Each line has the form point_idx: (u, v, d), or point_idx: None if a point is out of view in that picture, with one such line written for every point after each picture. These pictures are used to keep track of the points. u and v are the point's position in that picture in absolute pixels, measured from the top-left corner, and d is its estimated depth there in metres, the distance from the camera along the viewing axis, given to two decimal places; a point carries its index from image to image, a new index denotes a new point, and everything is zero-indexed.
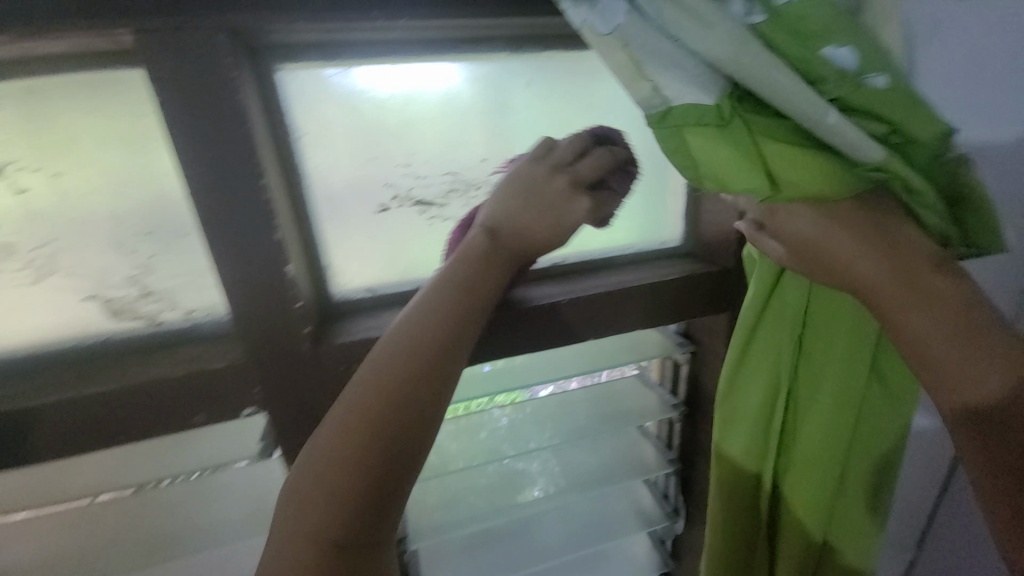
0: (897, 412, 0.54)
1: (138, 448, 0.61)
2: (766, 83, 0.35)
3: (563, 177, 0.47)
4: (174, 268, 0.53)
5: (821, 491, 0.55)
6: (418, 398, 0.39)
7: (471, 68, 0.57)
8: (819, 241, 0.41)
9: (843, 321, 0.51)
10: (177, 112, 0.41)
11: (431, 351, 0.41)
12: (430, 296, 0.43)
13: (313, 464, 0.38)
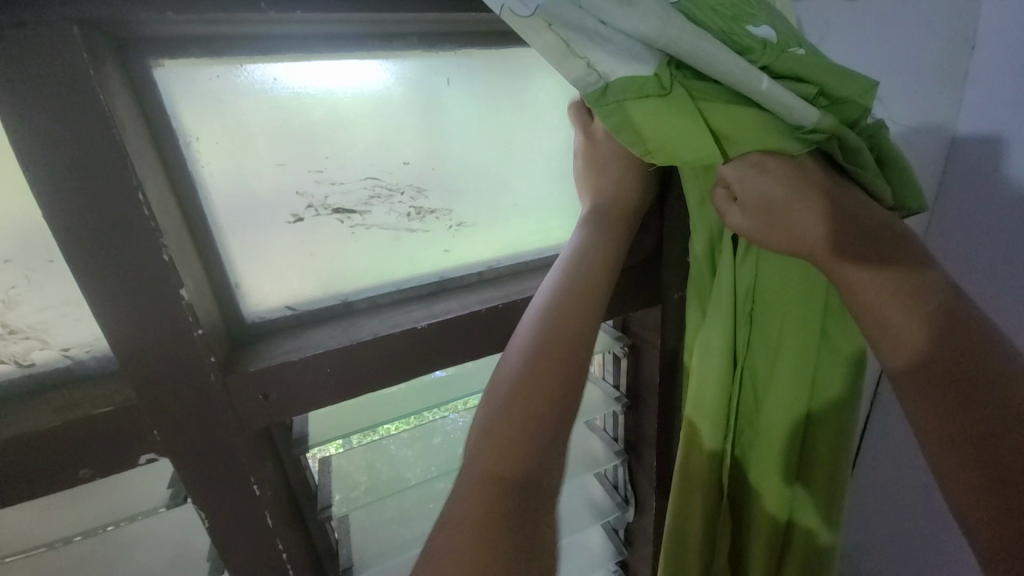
0: (849, 382, 0.58)
1: (54, 499, 0.54)
2: (695, 53, 0.38)
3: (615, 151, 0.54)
4: (44, 301, 0.46)
5: (779, 457, 0.59)
6: (576, 366, 0.44)
7: (386, 66, 0.53)
8: (784, 201, 0.44)
9: (793, 297, 0.55)
10: (23, 121, 0.34)
11: (579, 317, 0.46)
12: (570, 273, 0.48)
13: (491, 421, 0.41)
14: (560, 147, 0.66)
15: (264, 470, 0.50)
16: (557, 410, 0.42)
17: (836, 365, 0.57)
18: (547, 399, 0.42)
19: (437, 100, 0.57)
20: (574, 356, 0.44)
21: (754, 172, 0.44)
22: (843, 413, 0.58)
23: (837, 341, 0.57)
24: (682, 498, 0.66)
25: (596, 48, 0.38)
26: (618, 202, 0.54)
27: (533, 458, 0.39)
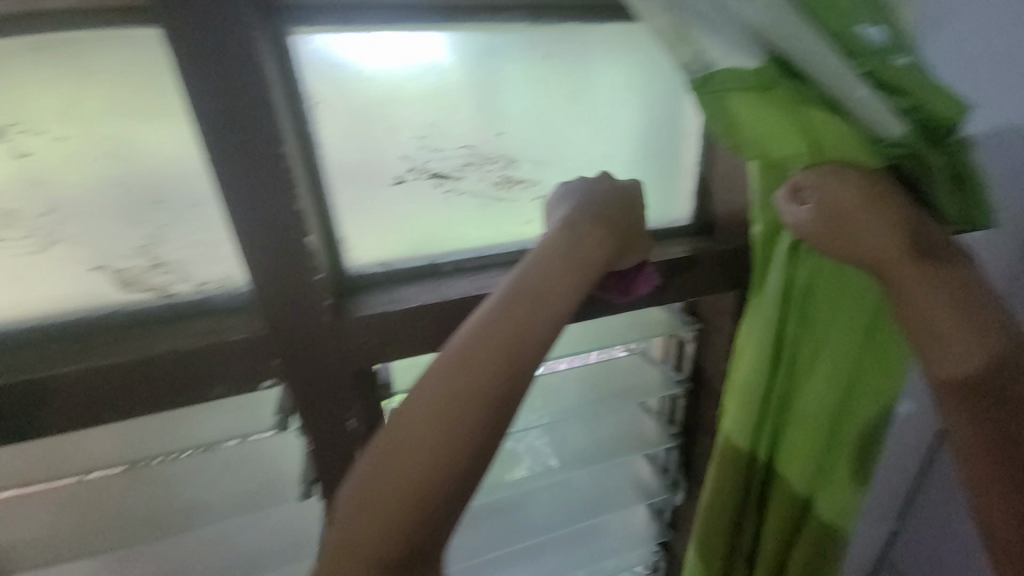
0: (878, 402, 0.59)
1: (163, 417, 0.61)
2: (802, 48, 0.40)
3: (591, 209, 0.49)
4: (186, 241, 0.52)
5: (809, 451, 0.61)
6: (481, 432, 0.37)
7: (491, 38, 0.56)
8: (851, 208, 0.44)
9: (846, 296, 0.55)
10: (195, 76, 0.39)
11: (511, 363, 0.38)
12: (496, 313, 0.40)
13: (377, 471, 0.36)
14: (648, 125, 0.66)
15: (358, 407, 0.56)
16: (450, 483, 0.36)
17: (873, 382, 0.58)
18: (437, 473, 0.35)
19: (535, 75, 0.59)
20: (484, 421, 0.37)
21: (835, 181, 0.43)
22: (876, 417, 0.60)
23: (876, 359, 0.57)
24: (716, 489, 0.66)
25: (705, 36, 0.40)
26: (592, 229, 0.47)
27: (415, 540, 0.35)
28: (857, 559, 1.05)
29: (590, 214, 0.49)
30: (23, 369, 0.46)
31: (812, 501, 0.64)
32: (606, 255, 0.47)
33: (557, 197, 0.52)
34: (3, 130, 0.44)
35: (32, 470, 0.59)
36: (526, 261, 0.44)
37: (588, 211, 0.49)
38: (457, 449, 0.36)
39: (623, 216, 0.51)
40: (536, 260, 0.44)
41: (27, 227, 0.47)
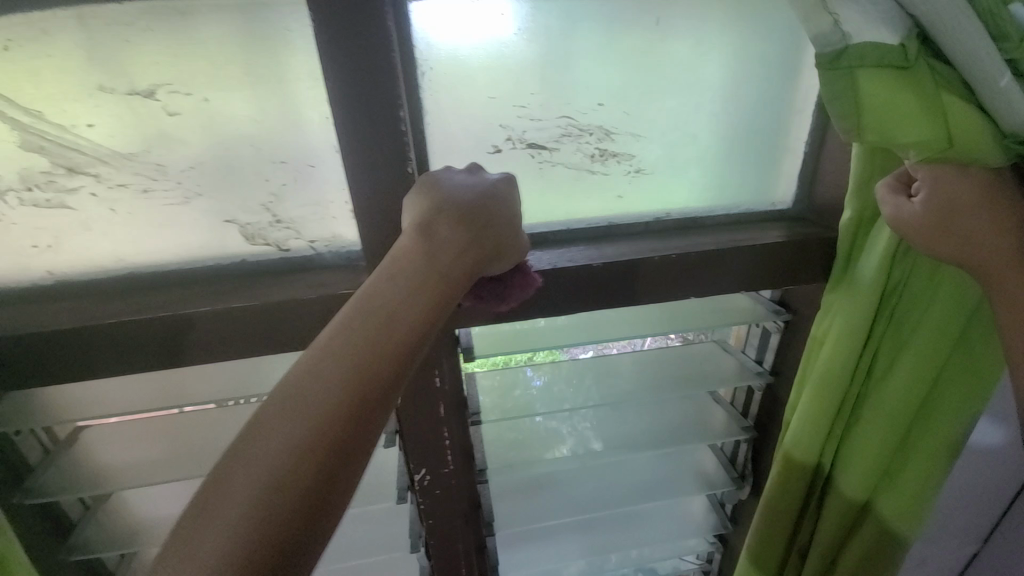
0: (963, 411, 0.54)
1: (278, 359, 0.70)
2: (952, 28, 0.36)
3: (459, 206, 0.44)
4: (303, 200, 0.56)
5: (881, 455, 0.57)
6: (312, 490, 0.32)
7: (599, 5, 0.54)
8: (961, 206, 0.42)
9: (943, 293, 0.50)
10: (331, 40, 0.42)
11: (369, 369, 0.35)
12: (328, 345, 0.36)
13: (206, 506, 0.31)
14: (758, 99, 0.62)
15: (444, 364, 0.62)
16: (294, 526, 0.31)
17: (958, 388, 0.54)
18: (275, 522, 0.30)
19: (643, 44, 0.57)
20: (316, 474, 0.32)
21: (954, 176, 0.42)
22: (958, 426, 0.55)
23: (965, 364, 0.53)
24: (779, 486, 0.63)
25: (849, 5, 0.37)
26: (458, 228, 0.43)
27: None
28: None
29: (456, 217, 0.44)
30: (168, 307, 0.52)
31: (876, 507, 0.60)
32: (470, 264, 0.43)
33: (427, 182, 0.46)
34: (156, 91, 0.49)
35: (169, 395, 0.69)
36: (387, 263, 0.40)
37: (456, 207, 0.44)
38: (280, 519, 0.31)
39: (498, 217, 0.45)
40: (380, 278, 0.39)
41: (172, 180, 0.53)
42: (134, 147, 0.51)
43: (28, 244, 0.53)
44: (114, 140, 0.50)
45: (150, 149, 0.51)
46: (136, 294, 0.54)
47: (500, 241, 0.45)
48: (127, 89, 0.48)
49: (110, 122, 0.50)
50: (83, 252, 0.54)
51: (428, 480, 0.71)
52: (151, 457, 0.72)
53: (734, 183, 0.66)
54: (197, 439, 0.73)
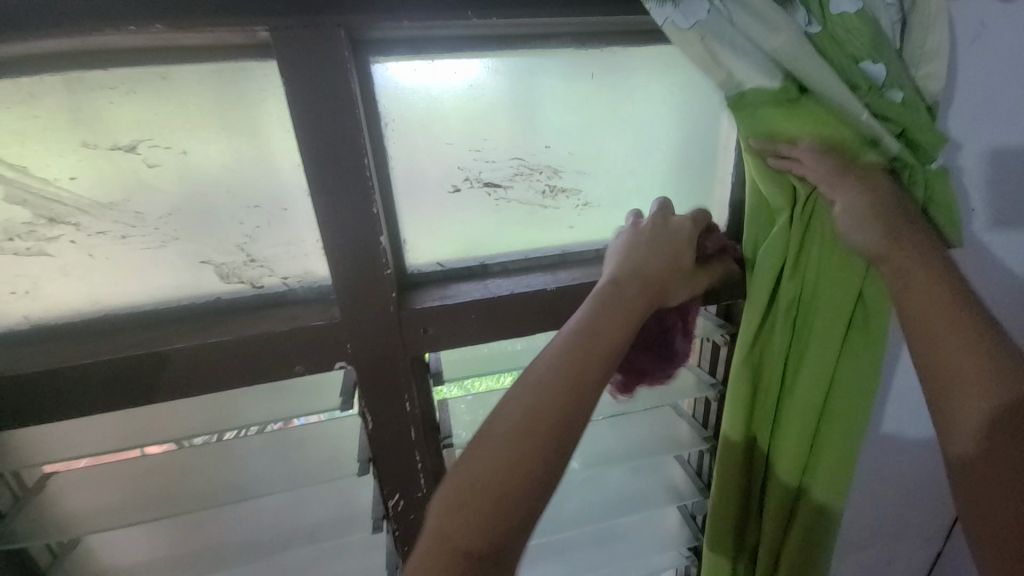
0: (858, 401, 0.62)
1: (250, 393, 0.70)
2: (816, 81, 0.47)
3: (664, 246, 0.53)
4: (276, 240, 0.60)
5: (803, 443, 0.63)
6: (525, 501, 0.39)
7: (542, 63, 0.62)
8: (868, 202, 0.49)
9: (830, 295, 0.58)
10: (301, 99, 0.48)
11: (590, 379, 0.43)
12: (550, 377, 0.42)
13: (465, 478, 0.39)
14: (686, 138, 0.71)
15: (414, 391, 0.63)
16: (526, 498, 0.39)
17: (851, 384, 0.61)
18: (514, 494, 0.38)
19: (581, 93, 0.65)
20: (548, 460, 0.40)
21: (863, 203, 0.49)
22: (858, 405, 0.62)
23: (856, 362, 0.61)
24: (719, 483, 0.70)
25: (735, 61, 0.48)
26: (657, 261, 0.52)
27: (499, 541, 0.37)
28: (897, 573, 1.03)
29: (644, 267, 0.50)
30: (144, 345, 0.54)
31: (807, 489, 0.66)
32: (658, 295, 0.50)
33: (631, 222, 0.56)
34: (138, 146, 0.53)
35: (144, 434, 0.70)
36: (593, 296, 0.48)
37: (651, 242, 0.53)
38: (520, 489, 0.39)
39: (675, 264, 0.52)
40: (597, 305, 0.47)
41: (150, 226, 0.56)
42: (116, 197, 0.55)
43: (6, 291, 0.55)
44: (95, 191, 0.54)
45: (131, 199, 0.55)
46: (111, 335, 0.57)
47: (670, 284, 0.52)
48: (111, 144, 0.53)
49: (92, 175, 0.53)
50: (60, 296, 0.57)
51: (402, 506, 0.71)
52: (120, 502, 0.72)
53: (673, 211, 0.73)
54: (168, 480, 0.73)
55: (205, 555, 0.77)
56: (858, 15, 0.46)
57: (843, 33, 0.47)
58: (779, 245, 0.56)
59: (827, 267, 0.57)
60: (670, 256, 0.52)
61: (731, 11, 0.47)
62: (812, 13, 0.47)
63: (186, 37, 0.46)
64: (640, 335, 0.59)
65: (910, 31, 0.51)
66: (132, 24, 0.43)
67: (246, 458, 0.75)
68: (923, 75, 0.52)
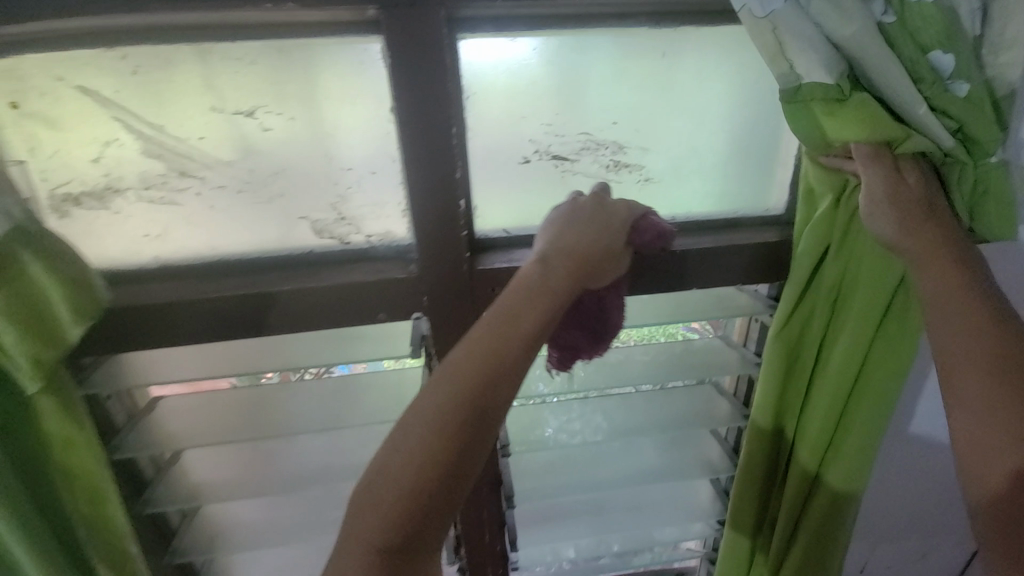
0: (886, 383, 0.64)
1: (329, 338, 0.78)
2: (880, 71, 0.50)
3: (590, 231, 0.51)
4: (364, 201, 0.67)
5: (827, 418, 0.66)
6: (434, 501, 0.40)
7: (615, 41, 0.65)
8: (883, 189, 0.51)
9: (869, 275, 0.60)
10: (402, 73, 0.54)
11: (503, 374, 0.43)
12: (455, 377, 0.42)
13: (383, 471, 0.41)
14: (750, 120, 0.72)
15: None
16: (437, 491, 0.40)
17: (881, 367, 0.64)
18: (426, 490, 0.40)
19: (650, 71, 0.67)
20: (459, 454, 0.41)
21: (885, 186, 0.51)
22: (886, 388, 0.65)
23: (885, 348, 0.63)
24: (748, 456, 0.72)
25: (803, 52, 0.50)
26: (580, 246, 0.49)
27: (409, 534, 0.39)
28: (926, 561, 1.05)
29: (568, 250, 0.49)
30: (254, 287, 0.63)
31: (827, 467, 0.69)
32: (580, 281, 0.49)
33: (568, 200, 0.53)
34: (255, 112, 0.61)
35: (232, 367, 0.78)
36: (512, 283, 0.47)
37: (577, 227, 0.50)
38: (432, 484, 0.40)
39: (600, 253, 0.50)
40: (514, 293, 0.46)
41: (260, 183, 0.64)
42: (235, 155, 0.63)
43: (142, 233, 0.65)
44: (218, 150, 0.62)
45: (246, 159, 0.63)
46: (223, 277, 0.65)
47: (598, 269, 0.51)
48: (233, 109, 0.60)
49: (216, 136, 0.61)
50: (181, 241, 0.66)
51: None
52: (214, 427, 0.82)
53: (733, 191, 0.75)
54: (256, 411, 0.84)
55: (283, 478, 0.87)
56: (935, 5, 0.48)
57: (916, 23, 0.49)
58: (824, 228, 0.59)
59: (871, 248, 0.59)
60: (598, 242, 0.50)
61: (806, 2, 0.50)
62: (889, 2, 0.49)
63: (307, 14, 0.52)
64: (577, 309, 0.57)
65: (991, 19, 0.52)
66: (268, 2, 0.50)
67: (323, 398, 0.84)
68: (1000, 61, 0.52)
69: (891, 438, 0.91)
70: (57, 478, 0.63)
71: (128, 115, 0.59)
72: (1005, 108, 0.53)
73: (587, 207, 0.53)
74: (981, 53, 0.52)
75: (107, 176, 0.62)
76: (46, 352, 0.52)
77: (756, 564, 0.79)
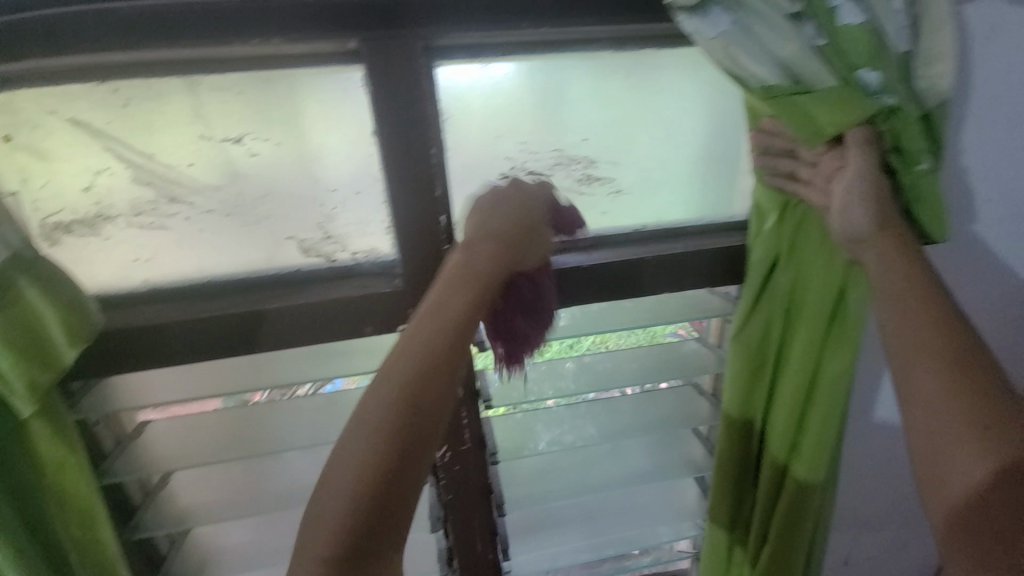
0: (836, 383, 0.67)
1: (318, 354, 0.80)
2: (817, 81, 0.55)
3: (505, 212, 0.54)
4: (349, 220, 0.70)
5: (790, 415, 0.70)
6: (383, 495, 0.43)
7: (580, 64, 0.70)
8: (869, 175, 0.55)
9: (816, 280, 0.65)
10: (382, 100, 0.57)
11: (437, 367, 0.46)
12: (391, 377, 0.45)
13: (334, 474, 0.43)
14: (712, 133, 0.77)
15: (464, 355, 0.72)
16: (387, 486, 0.43)
17: (834, 368, 0.66)
18: (374, 486, 0.42)
19: (615, 91, 0.72)
20: (403, 448, 0.44)
21: (863, 183, 0.55)
22: (838, 387, 0.67)
23: (837, 349, 0.66)
24: (722, 450, 0.78)
25: (750, 62, 0.55)
26: (495, 233, 0.53)
27: (363, 528, 0.42)
28: (902, 545, 1.09)
29: (484, 236, 0.53)
30: (243, 307, 0.65)
31: (792, 462, 0.72)
32: (501, 268, 0.52)
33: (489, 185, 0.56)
34: (243, 139, 0.64)
35: (218, 385, 0.79)
36: (437, 282, 0.51)
37: (492, 212, 0.54)
38: (380, 480, 0.43)
39: (517, 237, 0.54)
40: (440, 290, 0.50)
41: (247, 206, 0.67)
42: (224, 180, 0.65)
43: (131, 258, 0.66)
44: (207, 175, 0.65)
45: (233, 183, 0.66)
46: (212, 297, 0.67)
47: (513, 264, 0.54)
48: (221, 137, 0.63)
49: (205, 162, 0.64)
50: (171, 265, 0.67)
51: (450, 457, 0.87)
52: (202, 447, 0.83)
53: (699, 200, 0.80)
54: (245, 429, 0.85)
55: (274, 497, 0.88)
56: (861, 27, 0.52)
57: (841, 44, 0.54)
58: (772, 240, 0.66)
59: (814, 255, 0.65)
60: (512, 239, 0.53)
61: (749, 24, 0.55)
62: (821, 27, 0.54)
63: (291, 47, 0.56)
64: (509, 298, 0.58)
65: (917, 38, 0.57)
66: (255, 38, 0.53)
67: (313, 414, 0.86)
68: (932, 73, 0.57)
69: (863, 427, 0.95)
70: (51, 504, 0.63)
71: (119, 145, 0.62)
72: (936, 118, 0.59)
73: (502, 192, 0.56)
74: (914, 66, 0.57)
75: (97, 204, 0.64)
76: (41, 375, 0.53)
77: (738, 559, 0.83)
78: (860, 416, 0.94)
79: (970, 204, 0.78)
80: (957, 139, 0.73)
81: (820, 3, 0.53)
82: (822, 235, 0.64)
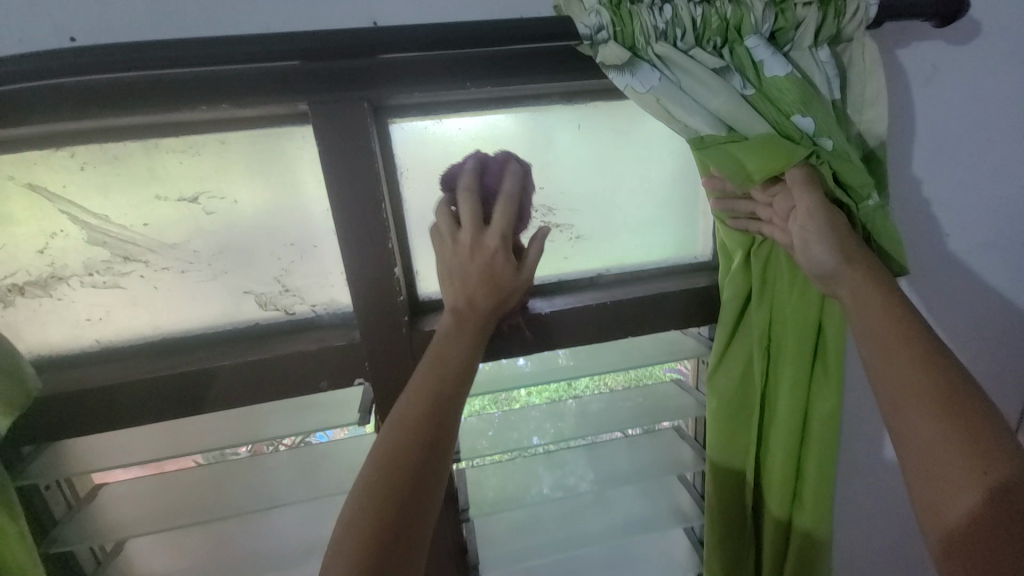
0: (828, 424, 0.65)
1: (282, 408, 0.78)
2: (749, 129, 0.56)
3: (482, 239, 0.56)
4: (307, 273, 0.69)
5: (785, 462, 0.67)
6: (397, 544, 0.41)
7: (533, 118, 0.72)
8: (821, 211, 0.55)
9: (792, 318, 0.64)
10: (331, 157, 0.58)
11: (439, 411, 0.48)
12: (397, 425, 0.47)
13: (345, 531, 0.42)
14: (669, 178, 0.79)
15: None
16: (400, 534, 0.42)
17: (823, 407, 0.65)
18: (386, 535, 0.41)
19: (569, 141, 0.74)
20: (411, 493, 0.44)
21: (818, 221, 0.55)
22: (832, 428, 0.65)
23: (824, 387, 0.65)
24: (721, 501, 0.73)
25: (687, 115, 0.56)
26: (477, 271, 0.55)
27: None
28: None
29: (468, 275, 0.56)
30: (195, 364, 0.63)
31: (795, 509, 0.69)
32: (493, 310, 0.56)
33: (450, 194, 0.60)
34: (199, 198, 0.65)
35: (171, 447, 0.76)
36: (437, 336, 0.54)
37: (471, 245, 0.56)
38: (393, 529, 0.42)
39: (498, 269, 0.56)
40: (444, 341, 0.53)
41: (202, 262, 0.67)
42: (178, 239, 0.66)
43: (84, 317, 0.66)
44: (162, 233, 0.65)
45: (188, 240, 0.66)
46: (165, 355, 0.66)
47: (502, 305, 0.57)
48: (177, 196, 0.64)
49: (159, 221, 0.65)
50: (125, 322, 0.67)
51: None
52: (156, 513, 0.79)
53: (662, 242, 0.81)
54: (202, 491, 0.81)
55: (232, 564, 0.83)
56: (788, 78, 0.56)
57: (772, 93, 0.56)
58: (740, 278, 0.66)
59: (786, 292, 0.64)
60: (499, 289, 0.56)
61: (681, 79, 0.57)
62: (748, 78, 0.57)
63: (242, 111, 0.58)
64: None
65: (847, 85, 0.59)
66: (204, 104, 0.55)
67: (276, 472, 0.82)
68: (864, 117, 0.59)
69: (853, 470, 0.91)
70: None
71: (74, 208, 0.62)
72: (877, 157, 0.60)
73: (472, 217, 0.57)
74: (848, 111, 0.60)
75: (51, 266, 0.64)
76: None
77: None
78: (848, 457, 0.90)
79: (930, 239, 0.78)
80: (908, 177, 0.75)
81: (744, 57, 0.56)
82: (790, 271, 0.63)
